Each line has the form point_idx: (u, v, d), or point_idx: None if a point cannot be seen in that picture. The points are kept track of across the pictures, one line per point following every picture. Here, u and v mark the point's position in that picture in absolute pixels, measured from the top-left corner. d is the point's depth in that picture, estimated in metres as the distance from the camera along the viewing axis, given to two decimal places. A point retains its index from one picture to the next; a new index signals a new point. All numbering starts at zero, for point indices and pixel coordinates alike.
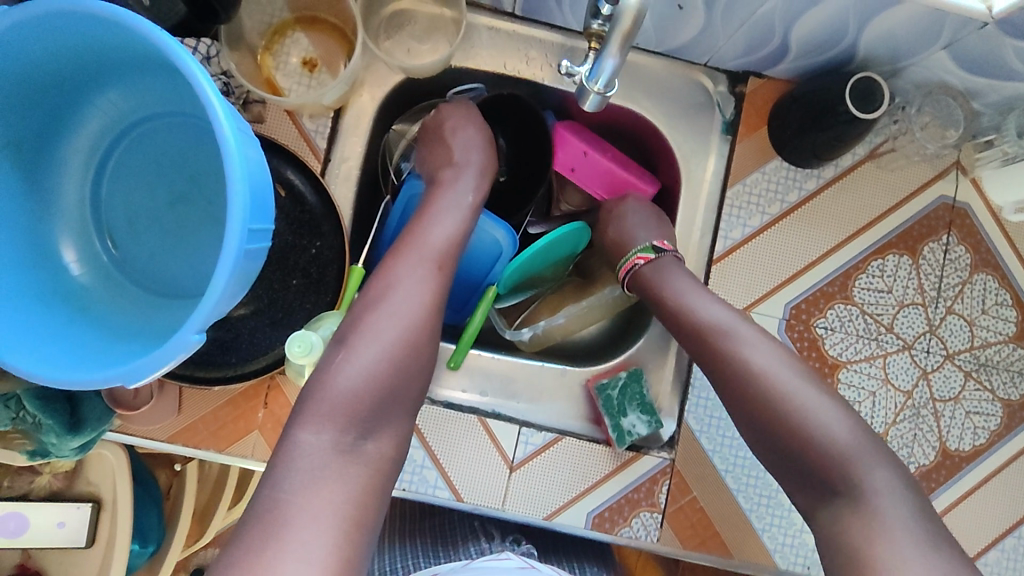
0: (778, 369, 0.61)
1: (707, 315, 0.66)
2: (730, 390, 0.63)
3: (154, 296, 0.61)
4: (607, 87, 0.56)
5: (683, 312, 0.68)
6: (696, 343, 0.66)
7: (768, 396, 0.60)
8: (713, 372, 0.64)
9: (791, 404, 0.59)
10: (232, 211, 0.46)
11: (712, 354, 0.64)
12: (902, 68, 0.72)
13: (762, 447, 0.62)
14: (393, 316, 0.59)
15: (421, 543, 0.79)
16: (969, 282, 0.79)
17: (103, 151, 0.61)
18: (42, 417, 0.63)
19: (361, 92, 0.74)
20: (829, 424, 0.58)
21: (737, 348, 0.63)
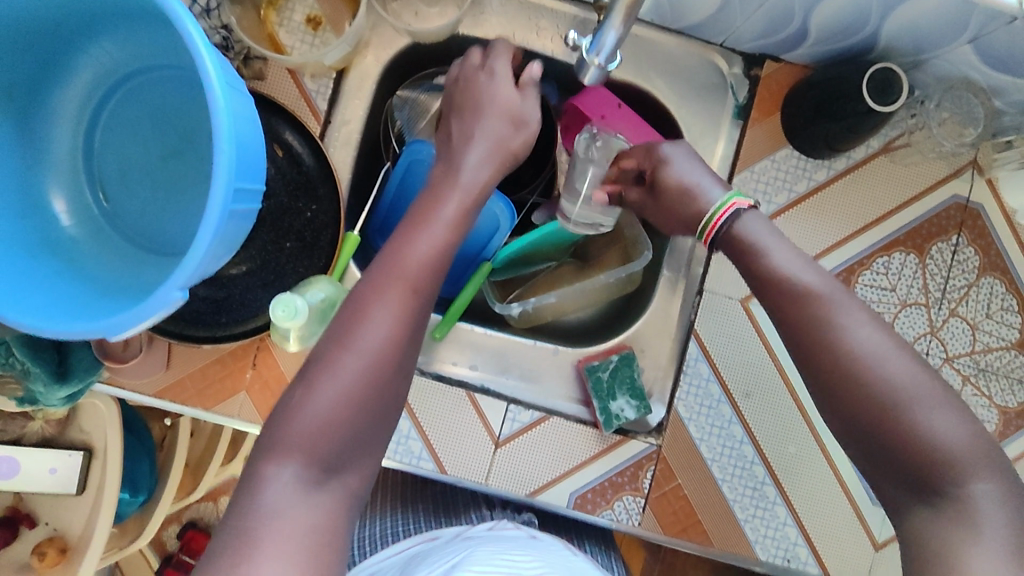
0: (889, 357, 0.49)
1: (800, 277, 0.54)
2: (814, 371, 0.52)
3: (143, 251, 0.60)
4: (609, 60, 0.54)
5: (768, 271, 0.56)
6: (777, 310, 0.55)
7: (866, 392, 0.48)
8: (799, 347, 0.53)
9: (897, 400, 0.48)
10: (218, 168, 0.45)
11: (797, 324, 0.53)
12: (924, 60, 0.69)
13: (852, 441, 0.51)
14: (365, 339, 0.51)
15: (420, 510, 0.79)
16: (976, 285, 0.77)
17: (96, 102, 0.60)
18: (30, 364, 0.64)
19: (365, 53, 0.73)
20: (940, 431, 0.47)
21: (832, 322, 0.51)
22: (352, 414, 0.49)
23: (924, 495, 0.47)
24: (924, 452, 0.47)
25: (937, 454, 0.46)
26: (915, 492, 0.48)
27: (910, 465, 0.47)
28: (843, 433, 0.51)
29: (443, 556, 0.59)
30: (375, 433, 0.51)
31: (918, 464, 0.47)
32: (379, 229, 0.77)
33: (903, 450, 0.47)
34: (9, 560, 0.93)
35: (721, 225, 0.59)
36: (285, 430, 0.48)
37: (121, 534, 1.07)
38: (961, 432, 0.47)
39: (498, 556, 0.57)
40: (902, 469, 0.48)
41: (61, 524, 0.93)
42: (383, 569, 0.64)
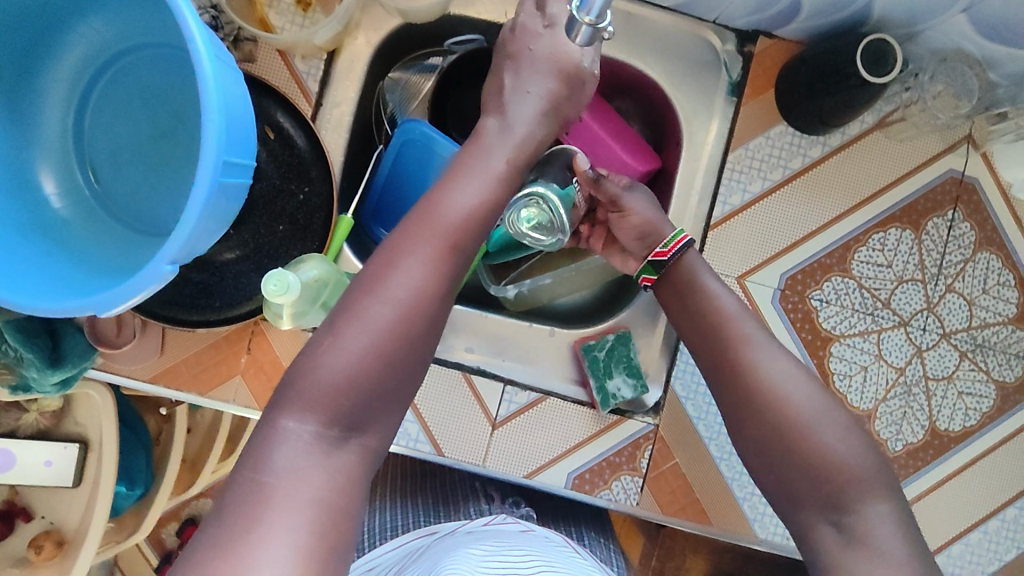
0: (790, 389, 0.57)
1: (726, 305, 0.63)
2: (726, 392, 0.59)
3: (136, 232, 0.60)
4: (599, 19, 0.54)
5: (700, 299, 0.64)
6: (701, 336, 0.63)
7: (771, 410, 0.56)
8: (713, 371, 0.61)
9: (796, 420, 0.55)
10: (207, 139, 0.45)
11: (716, 351, 0.61)
12: (917, 32, 0.70)
13: (756, 455, 0.58)
14: (400, 279, 0.50)
15: (422, 503, 0.78)
16: (972, 260, 0.77)
17: (85, 83, 0.60)
18: (22, 350, 0.63)
19: (356, 34, 0.72)
20: (835, 451, 0.54)
21: (745, 347, 0.59)
22: (380, 364, 0.48)
23: (825, 503, 0.53)
24: (822, 465, 0.54)
25: (832, 467, 0.54)
26: (819, 497, 0.54)
27: (809, 477, 0.54)
28: (749, 450, 0.58)
29: (440, 551, 0.58)
30: (404, 390, 0.51)
31: (818, 473, 0.54)
32: (373, 213, 0.77)
33: (800, 461, 0.55)
34: (6, 554, 0.92)
35: (676, 250, 0.66)
36: (293, 378, 0.48)
37: (118, 528, 1.06)
38: (857, 450, 0.55)
39: (496, 553, 0.56)
40: (809, 484, 0.54)
41: (58, 517, 0.92)
42: (383, 564, 0.63)
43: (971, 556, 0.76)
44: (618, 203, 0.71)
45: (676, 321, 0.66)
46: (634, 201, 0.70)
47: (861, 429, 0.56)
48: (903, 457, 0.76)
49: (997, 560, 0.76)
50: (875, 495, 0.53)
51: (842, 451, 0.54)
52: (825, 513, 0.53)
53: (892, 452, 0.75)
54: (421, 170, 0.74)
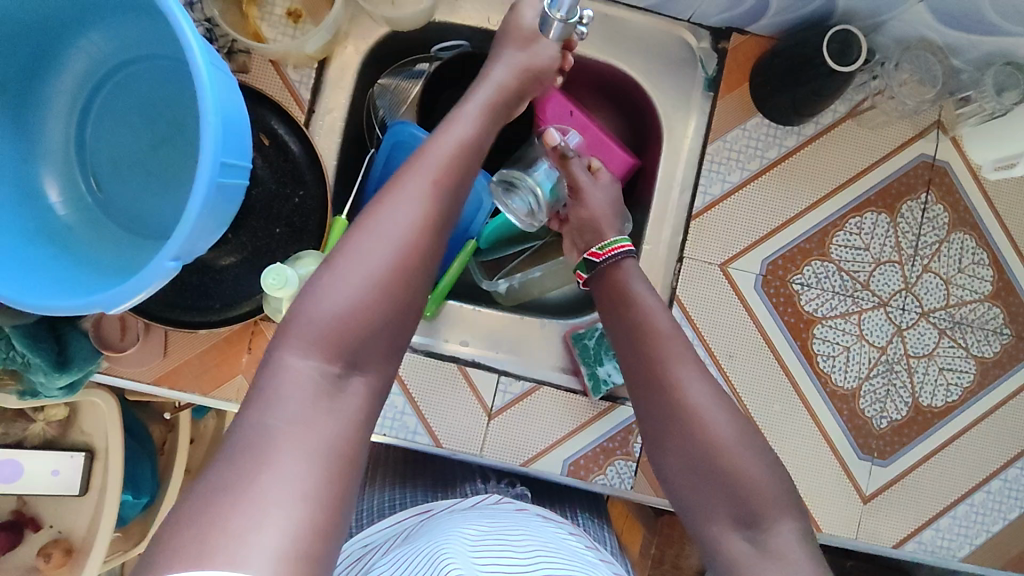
0: (709, 409, 0.60)
1: (660, 322, 0.65)
2: (652, 407, 0.62)
3: (137, 236, 0.63)
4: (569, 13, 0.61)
5: (634, 313, 0.67)
6: (630, 348, 0.65)
7: (692, 428, 0.59)
8: (640, 385, 0.63)
9: (714, 440, 0.58)
10: (204, 141, 0.47)
11: (644, 362, 0.63)
12: (882, 22, 0.73)
13: (673, 470, 0.60)
14: (397, 216, 0.55)
15: (421, 487, 0.80)
16: (946, 241, 0.79)
17: (87, 95, 0.63)
18: (29, 355, 0.65)
19: (345, 43, 0.76)
20: (748, 470, 0.57)
21: (672, 365, 0.62)
22: (381, 298, 0.53)
23: (739, 521, 0.55)
24: (737, 485, 0.56)
25: (747, 488, 0.56)
26: (734, 514, 0.55)
27: (727, 494, 0.56)
28: (669, 465, 0.60)
29: (437, 529, 0.60)
30: (401, 335, 0.56)
31: (733, 492, 0.56)
32: None
33: (716, 479, 0.57)
34: (15, 563, 0.94)
35: (612, 255, 0.71)
36: (302, 328, 0.51)
37: (125, 537, 1.07)
38: (766, 475, 0.57)
39: (495, 535, 0.58)
40: (725, 498, 0.56)
41: (66, 526, 0.94)
42: (379, 541, 0.65)
43: (959, 529, 0.77)
44: (577, 192, 0.77)
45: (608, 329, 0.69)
46: (590, 192, 0.77)
47: (773, 457, 0.59)
48: (888, 433, 0.78)
49: (987, 532, 0.78)
50: (786, 515, 0.55)
51: (757, 474, 0.56)
52: (740, 529, 0.55)
53: (877, 429, 0.78)
54: None
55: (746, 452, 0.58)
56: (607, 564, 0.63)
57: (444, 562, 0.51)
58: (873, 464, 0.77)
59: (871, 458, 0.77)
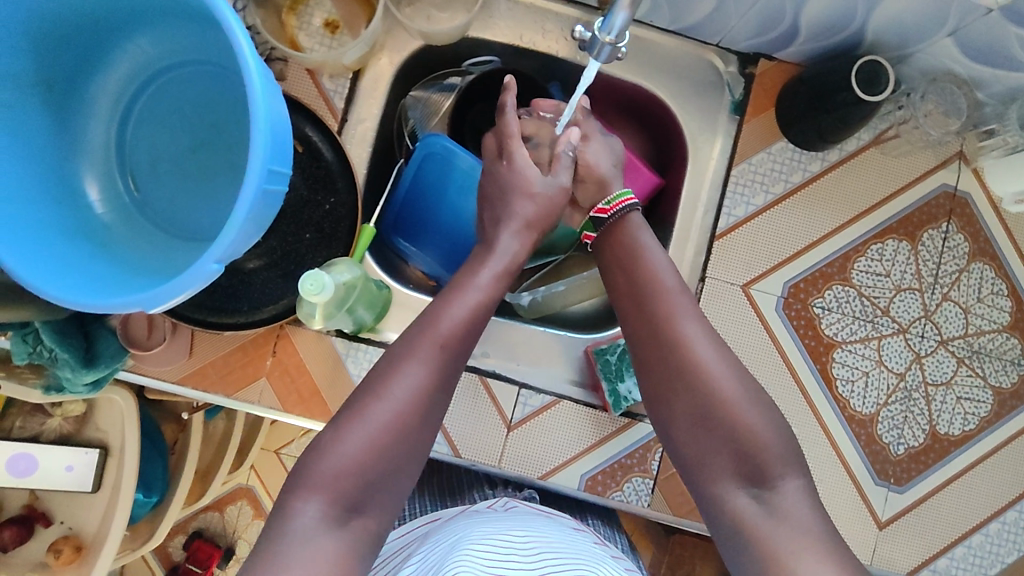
0: (715, 365, 0.59)
1: (666, 277, 0.64)
2: (657, 362, 0.61)
3: (172, 237, 0.64)
4: (618, 38, 0.56)
5: (641, 266, 0.66)
6: (633, 304, 0.64)
7: (699, 384, 0.58)
8: (644, 342, 0.62)
9: (721, 396, 0.58)
10: (254, 147, 0.48)
11: (648, 319, 0.63)
12: (909, 54, 0.74)
13: (679, 424, 0.60)
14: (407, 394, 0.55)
15: (428, 495, 0.81)
16: (966, 270, 0.80)
17: (129, 97, 0.64)
18: (58, 350, 0.66)
19: (380, 55, 0.77)
20: (756, 429, 0.57)
21: (677, 322, 0.61)
22: (382, 450, 0.53)
23: (747, 478, 0.56)
24: (745, 441, 0.56)
25: (754, 445, 0.56)
26: (743, 473, 0.56)
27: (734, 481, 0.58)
28: (675, 418, 0.60)
29: (448, 534, 0.60)
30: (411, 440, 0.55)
31: (740, 447, 0.56)
32: (394, 226, 0.83)
33: (724, 437, 0.57)
34: (24, 559, 0.94)
35: (618, 210, 0.70)
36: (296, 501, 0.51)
37: (132, 536, 1.07)
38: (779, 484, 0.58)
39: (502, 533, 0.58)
40: (738, 457, 0.56)
41: (76, 523, 0.94)
42: (389, 552, 0.67)
43: (973, 559, 0.78)
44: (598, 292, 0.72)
45: (612, 283, 0.68)
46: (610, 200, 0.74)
47: (775, 409, 0.59)
48: (906, 459, 0.78)
49: (1001, 563, 0.78)
50: (791, 471, 0.56)
51: (764, 432, 0.57)
52: (747, 487, 0.55)
53: (894, 455, 0.78)
54: (441, 180, 0.81)
55: (755, 413, 0.57)
56: (617, 560, 0.63)
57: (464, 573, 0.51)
58: (890, 491, 0.77)
59: (888, 484, 0.77)
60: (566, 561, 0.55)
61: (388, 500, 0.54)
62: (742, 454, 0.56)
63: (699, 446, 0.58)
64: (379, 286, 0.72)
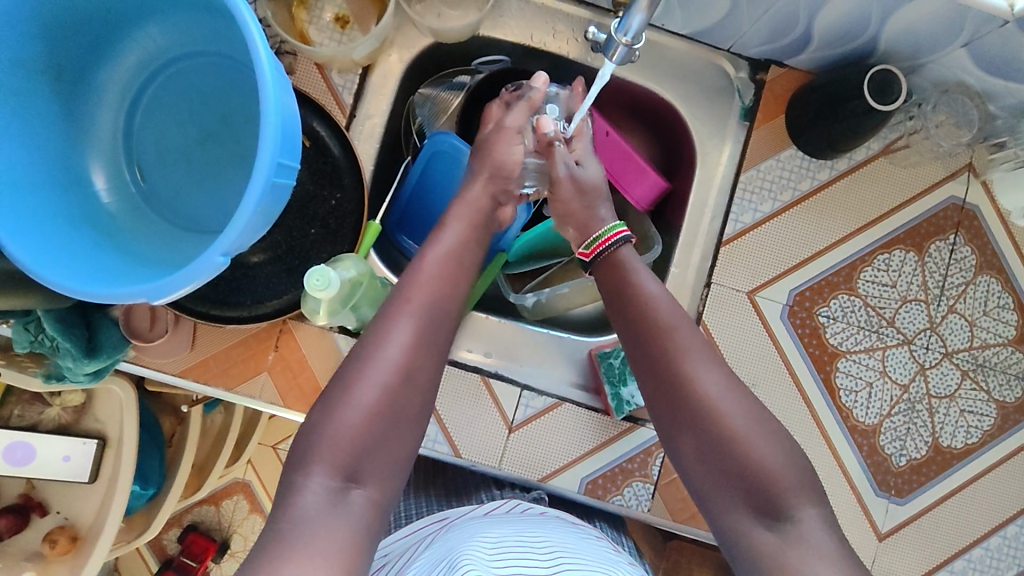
0: (721, 399, 0.59)
1: (663, 311, 0.65)
2: (663, 402, 0.61)
3: (178, 229, 0.63)
4: (635, 40, 0.56)
5: (639, 301, 0.66)
6: (635, 344, 0.65)
7: (707, 417, 0.59)
8: (650, 381, 0.63)
9: (728, 427, 0.58)
10: (263, 141, 0.48)
11: (653, 358, 0.63)
12: (921, 64, 0.73)
13: (691, 459, 0.59)
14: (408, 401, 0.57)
15: (434, 496, 0.81)
16: (973, 283, 0.80)
17: (138, 87, 0.64)
18: (60, 339, 0.65)
19: (390, 51, 0.77)
20: (767, 458, 0.56)
21: (682, 358, 0.61)
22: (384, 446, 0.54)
23: (761, 509, 0.55)
24: (757, 470, 0.56)
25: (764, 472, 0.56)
26: (757, 502, 0.55)
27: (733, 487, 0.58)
28: (685, 454, 0.60)
29: (458, 533, 0.62)
30: (400, 427, 0.58)
31: (752, 476, 0.56)
32: (399, 223, 0.82)
33: (736, 472, 0.57)
34: (20, 547, 0.94)
35: (604, 248, 0.71)
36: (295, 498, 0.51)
37: (128, 528, 1.07)
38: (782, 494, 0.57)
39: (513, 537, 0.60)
40: (753, 490, 0.56)
41: (72, 513, 0.93)
42: (401, 551, 0.67)
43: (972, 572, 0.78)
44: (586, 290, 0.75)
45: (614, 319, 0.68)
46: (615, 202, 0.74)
47: (788, 441, 0.59)
48: (907, 471, 0.78)
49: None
50: (807, 500, 0.55)
51: (775, 461, 0.56)
52: (760, 518, 0.55)
53: (896, 467, 0.78)
54: (448, 179, 0.82)
55: (764, 440, 0.57)
56: (632, 566, 0.65)
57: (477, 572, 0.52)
58: (890, 502, 0.77)
59: (889, 495, 0.77)
60: (584, 571, 0.57)
61: (384, 469, 0.56)
62: (755, 486, 0.56)
63: (711, 481, 0.58)
64: (383, 283, 0.72)
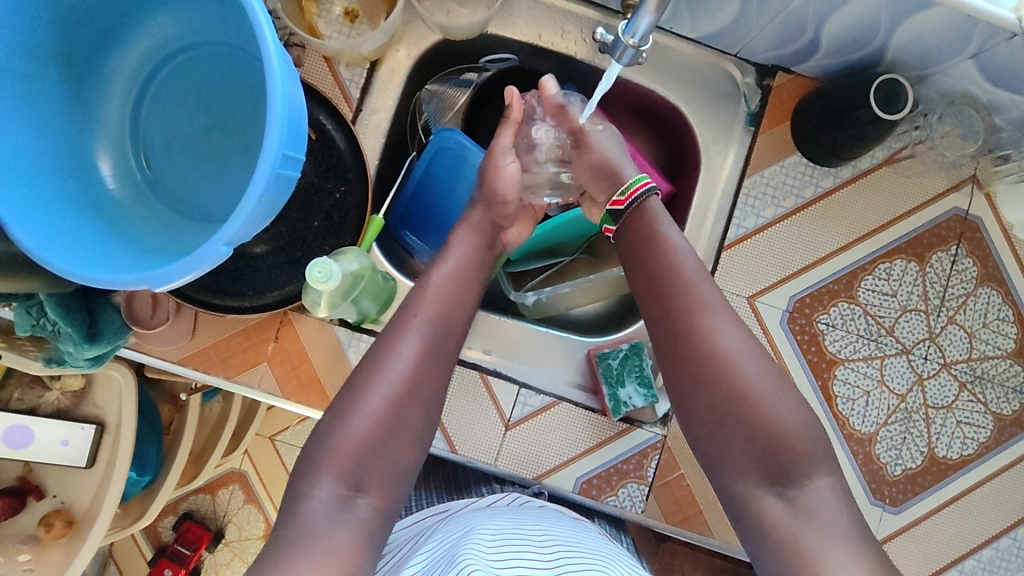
0: (742, 358, 0.60)
1: (686, 265, 0.65)
2: (683, 358, 0.62)
3: (182, 217, 0.64)
4: (643, 41, 0.57)
5: (661, 258, 0.66)
6: (656, 295, 0.65)
7: (720, 375, 0.60)
8: (670, 335, 0.64)
9: (741, 387, 0.59)
10: (270, 130, 0.48)
11: (674, 311, 0.64)
12: (928, 75, 0.73)
13: (698, 414, 0.61)
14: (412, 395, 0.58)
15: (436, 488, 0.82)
16: (973, 294, 0.80)
17: (146, 74, 0.64)
18: (61, 324, 0.65)
19: (398, 47, 0.77)
20: (784, 419, 0.58)
21: (705, 313, 0.62)
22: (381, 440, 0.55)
23: (770, 475, 0.57)
24: (764, 433, 0.57)
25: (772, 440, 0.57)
26: (763, 468, 0.57)
27: (730, 488, 0.58)
28: (694, 408, 0.61)
29: (459, 523, 0.63)
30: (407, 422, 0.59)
31: (759, 438, 0.58)
32: (401, 220, 0.82)
33: (751, 431, 0.58)
34: (15, 530, 0.94)
35: (634, 198, 0.71)
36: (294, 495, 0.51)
37: (124, 514, 1.08)
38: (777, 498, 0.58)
39: (514, 528, 0.61)
40: (766, 452, 0.57)
41: (69, 497, 0.94)
42: (398, 544, 0.68)
43: None
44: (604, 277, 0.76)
45: (632, 273, 0.69)
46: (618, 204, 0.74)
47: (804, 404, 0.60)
48: (902, 481, 0.78)
49: None
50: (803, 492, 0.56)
51: (791, 423, 0.58)
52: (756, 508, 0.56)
53: (891, 476, 0.78)
54: (452, 177, 0.82)
55: (779, 404, 0.59)
56: (633, 559, 0.67)
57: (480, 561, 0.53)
58: (884, 511, 0.77)
59: (883, 504, 0.77)
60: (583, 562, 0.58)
61: (383, 476, 0.57)
62: (768, 449, 0.57)
63: (725, 442, 0.59)
64: (385, 278, 0.72)
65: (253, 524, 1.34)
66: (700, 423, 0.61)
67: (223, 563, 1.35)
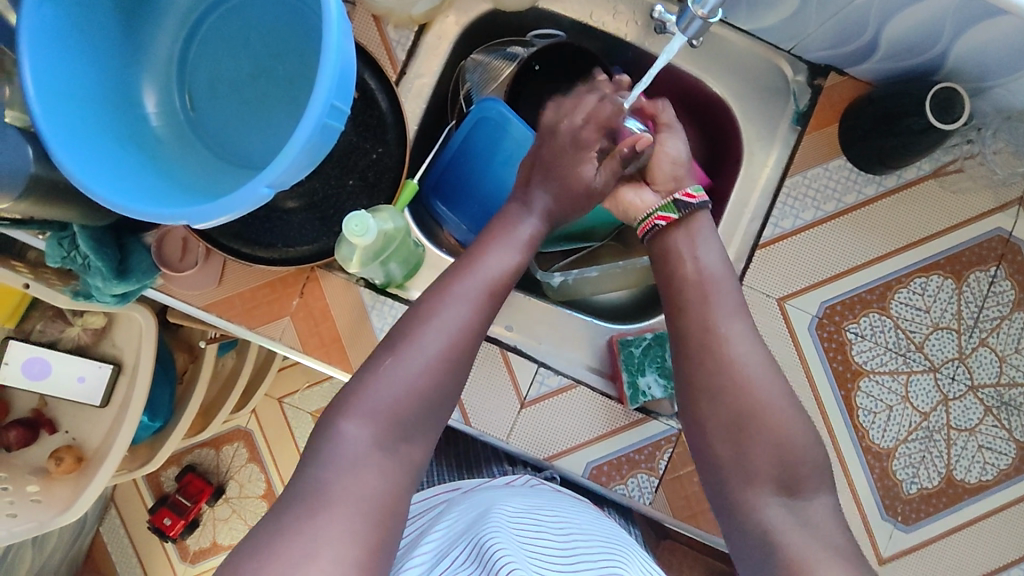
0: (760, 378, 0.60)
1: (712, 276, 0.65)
2: (702, 366, 0.61)
3: (221, 160, 0.64)
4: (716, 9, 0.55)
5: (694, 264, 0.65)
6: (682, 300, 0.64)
7: (741, 390, 0.59)
8: (695, 340, 0.62)
9: (758, 404, 0.59)
10: (321, 76, 0.48)
11: (698, 319, 0.63)
12: (986, 88, 0.72)
13: (716, 423, 0.60)
14: (431, 360, 0.57)
15: (448, 466, 0.85)
16: (1008, 319, 0.78)
17: (199, 15, 0.65)
18: (93, 257, 0.66)
19: (448, 13, 0.76)
20: None
21: (729, 327, 0.61)
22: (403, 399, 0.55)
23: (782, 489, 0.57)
24: None
25: (784, 452, 0.58)
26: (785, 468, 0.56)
27: (748, 487, 0.58)
28: (708, 429, 0.60)
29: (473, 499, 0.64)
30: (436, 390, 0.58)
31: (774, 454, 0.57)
32: (434, 187, 0.82)
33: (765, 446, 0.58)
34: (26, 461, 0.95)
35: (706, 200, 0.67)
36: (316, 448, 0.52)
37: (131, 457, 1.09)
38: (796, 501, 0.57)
39: (528, 511, 0.62)
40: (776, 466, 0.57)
41: (81, 434, 0.95)
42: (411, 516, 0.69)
43: None
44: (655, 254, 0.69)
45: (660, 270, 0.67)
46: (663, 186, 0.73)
47: None
48: (916, 499, 0.76)
49: None
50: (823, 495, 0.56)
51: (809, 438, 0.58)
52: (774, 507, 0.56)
53: (906, 493, 0.76)
54: (489, 149, 0.80)
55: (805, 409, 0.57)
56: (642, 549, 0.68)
57: (492, 538, 0.53)
58: (895, 528, 0.76)
59: (894, 521, 0.76)
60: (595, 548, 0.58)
61: (408, 445, 0.56)
62: None
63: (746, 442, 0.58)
64: (416, 244, 0.72)
65: (255, 482, 1.35)
66: (715, 426, 0.60)
67: (222, 518, 1.36)
